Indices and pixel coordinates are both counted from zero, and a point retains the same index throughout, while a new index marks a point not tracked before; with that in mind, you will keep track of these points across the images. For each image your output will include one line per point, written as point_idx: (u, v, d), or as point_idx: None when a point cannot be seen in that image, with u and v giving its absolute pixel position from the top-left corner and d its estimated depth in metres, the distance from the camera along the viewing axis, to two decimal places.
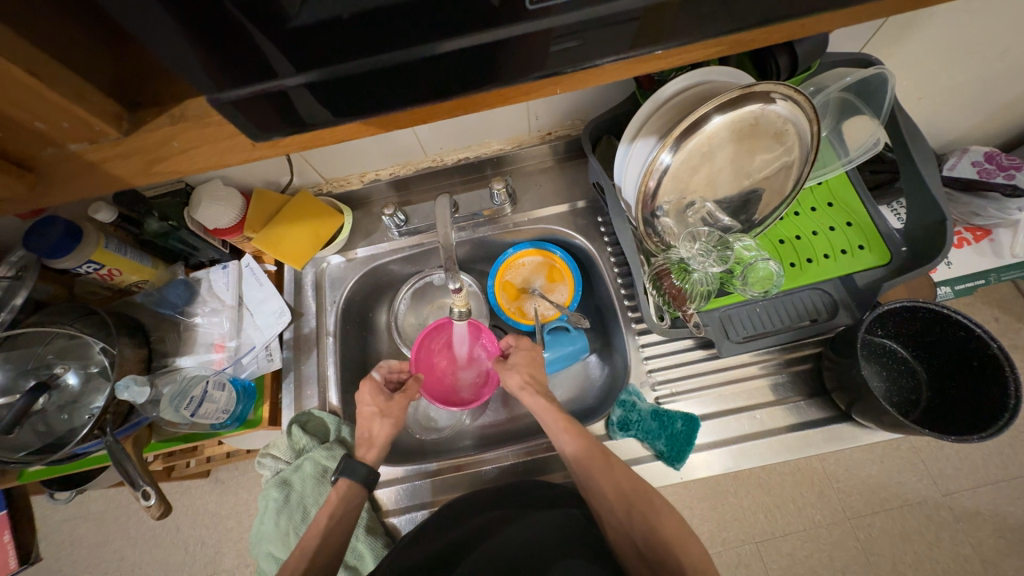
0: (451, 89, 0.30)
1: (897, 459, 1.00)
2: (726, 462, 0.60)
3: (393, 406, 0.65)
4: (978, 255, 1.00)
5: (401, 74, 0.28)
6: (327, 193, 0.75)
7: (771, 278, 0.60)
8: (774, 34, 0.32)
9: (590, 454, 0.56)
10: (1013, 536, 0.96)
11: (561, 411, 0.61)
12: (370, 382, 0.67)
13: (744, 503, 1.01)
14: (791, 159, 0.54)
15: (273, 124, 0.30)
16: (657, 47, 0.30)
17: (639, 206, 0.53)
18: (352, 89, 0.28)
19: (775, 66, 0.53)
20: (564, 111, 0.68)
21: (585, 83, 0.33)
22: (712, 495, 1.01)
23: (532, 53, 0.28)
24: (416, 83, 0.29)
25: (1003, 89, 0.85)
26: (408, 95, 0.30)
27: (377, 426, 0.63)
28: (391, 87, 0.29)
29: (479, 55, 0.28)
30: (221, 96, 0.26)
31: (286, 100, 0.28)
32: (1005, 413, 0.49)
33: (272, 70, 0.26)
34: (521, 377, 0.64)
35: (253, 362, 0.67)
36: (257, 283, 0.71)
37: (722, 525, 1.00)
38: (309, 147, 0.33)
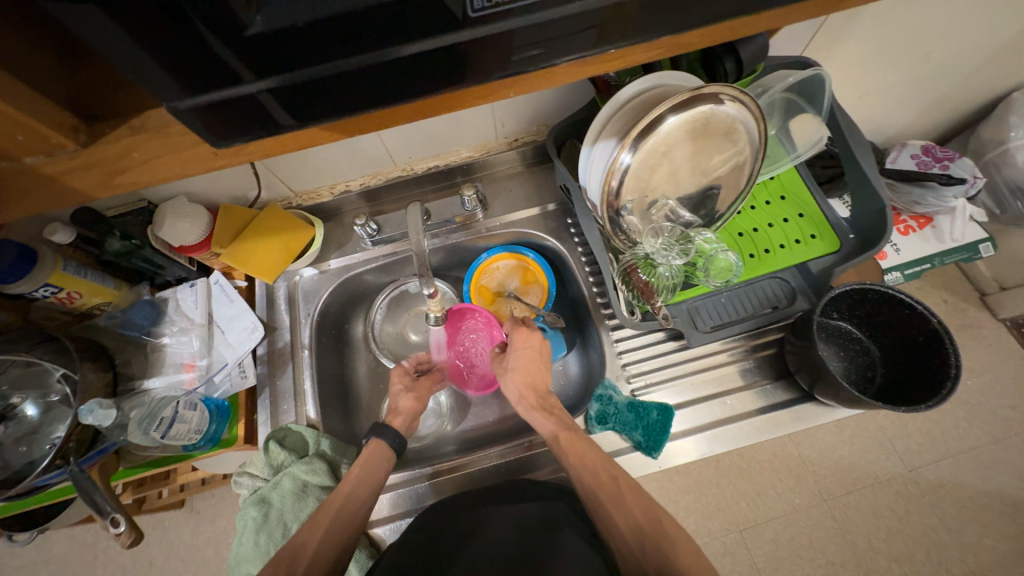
0: (412, 92, 0.31)
1: (865, 439, 1.05)
2: (701, 446, 0.62)
3: (419, 386, 0.71)
4: (923, 241, 1.07)
5: (360, 77, 0.29)
6: (297, 206, 0.75)
7: (731, 269, 0.63)
8: (717, 34, 0.35)
9: (598, 480, 0.55)
10: (975, 505, 1.02)
11: (560, 423, 0.61)
12: (398, 367, 0.73)
13: (727, 493, 1.03)
14: (744, 157, 0.57)
15: (237, 131, 0.30)
16: (610, 46, 0.32)
17: (604, 204, 0.55)
18: (315, 94, 0.29)
19: (723, 70, 0.57)
20: (530, 117, 0.70)
21: (543, 84, 0.34)
22: (696, 487, 1.04)
23: (490, 55, 0.30)
24: (379, 87, 0.30)
25: (933, 87, 0.92)
26: (368, 99, 0.31)
27: (404, 402, 0.69)
28: (352, 91, 0.30)
29: (437, 58, 0.29)
30: (182, 103, 0.27)
31: (248, 107, 0.29)
32: (947, 381, 0.54)
33: (233, 77, 0.27)
34: (518, 388, 0.65)
35: (225, 380, 0.66)
36: (227, 299, 0.70)
37: (707, 516, 1.02)
38: (274, 155, 0.34)
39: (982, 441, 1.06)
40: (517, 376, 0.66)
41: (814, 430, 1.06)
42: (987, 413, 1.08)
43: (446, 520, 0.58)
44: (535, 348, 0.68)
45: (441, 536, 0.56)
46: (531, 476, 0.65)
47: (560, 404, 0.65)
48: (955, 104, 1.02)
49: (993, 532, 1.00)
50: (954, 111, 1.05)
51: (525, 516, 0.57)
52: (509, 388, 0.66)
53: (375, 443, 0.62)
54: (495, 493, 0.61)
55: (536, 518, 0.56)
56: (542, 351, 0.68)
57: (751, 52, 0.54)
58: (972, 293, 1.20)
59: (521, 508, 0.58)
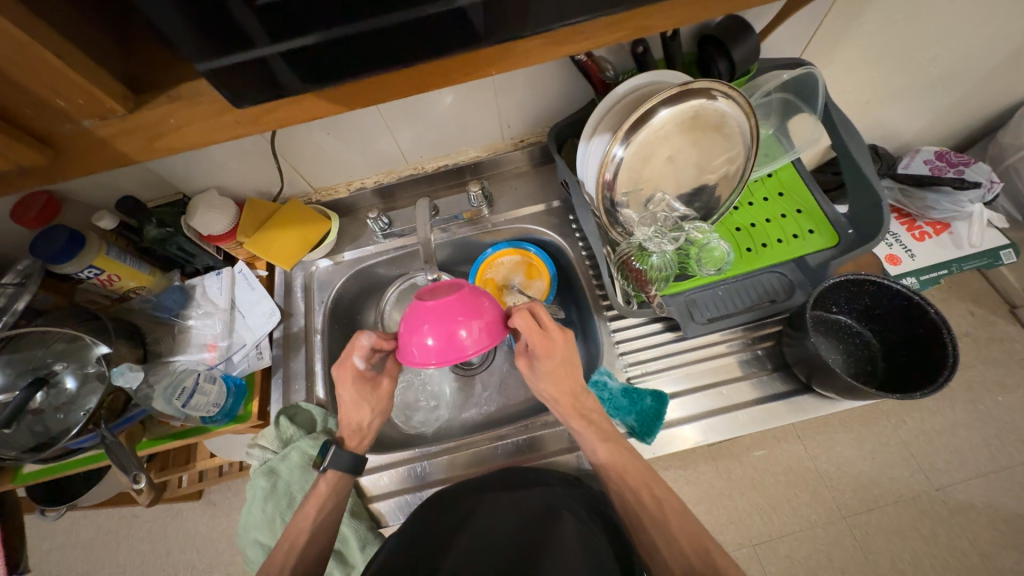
0: (412, 58, 0.35)
1: (887, 454, 1.02)
2: (700, 434, 0.63)
3: (378, 397, 0.66)
4: (940, 246, 1.06)
5: (360, 41, 0.33)
6: (316, 202, 0.80)
7: (723, 258, 0.63)
8: (696, 7, 0.37)
9: (640, 501, 0.56)
10: (1010, 528, 0.97)
11: (598, 428, 0.61)
12: (347, 368, 0.63)
13: (739, 505, 1.02)
14: (738, 149, 0.59)
15: (247, 92, 0.34)
16: (591, 16, 0.35)
17: (599, 195, 0.58)
18: (322, 58, 0.33)
19: (717, 70, 0.61)
20: (533, 119, 0.74)
21: (529, 56, 0.38)
22: (708, 499, 1.03)
23: (474, 25, 0.34)
24: (373, 51, 0.34)
25: (943, 91, 0.92)
26: (365, 63, 0.35)
27: (367, 417, 0.66)
28: (353, 53, 0.34)
29: (433, 25, 0.33)
30: (211, 64, 0.31)
31: (266, 71, 0.33)
32: (944, 370, 0.53)
33: (255, 38, 0.31)
34: (552, 390, 0.62)
35: (243, 360, 0.71)
36: (249, 286, 0.75)
37: (720, 529, 1.01)
38: (287, 123, 0.39)
39: (1016, 460, 1.01)
40: (550, 379, 0.61)
41: (830, 444, 1.04)
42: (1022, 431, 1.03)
43: (445, 505, 0.61)
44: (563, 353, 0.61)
45: (440, 517, 0.59)
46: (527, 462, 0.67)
47: (597, 407, 0.63)
48: (968, 110, 1.02)
49: None
50: (970, 117, 1.04)
51: (524, 504, 0.60)
52: (541, 391, 0.63)
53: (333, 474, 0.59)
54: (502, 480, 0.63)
55: (536, 505, 0.59)
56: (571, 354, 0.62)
57: (742, 53, 0.59)
58: (1001, 306, 1.16)
59: (520, 493, 0.61)
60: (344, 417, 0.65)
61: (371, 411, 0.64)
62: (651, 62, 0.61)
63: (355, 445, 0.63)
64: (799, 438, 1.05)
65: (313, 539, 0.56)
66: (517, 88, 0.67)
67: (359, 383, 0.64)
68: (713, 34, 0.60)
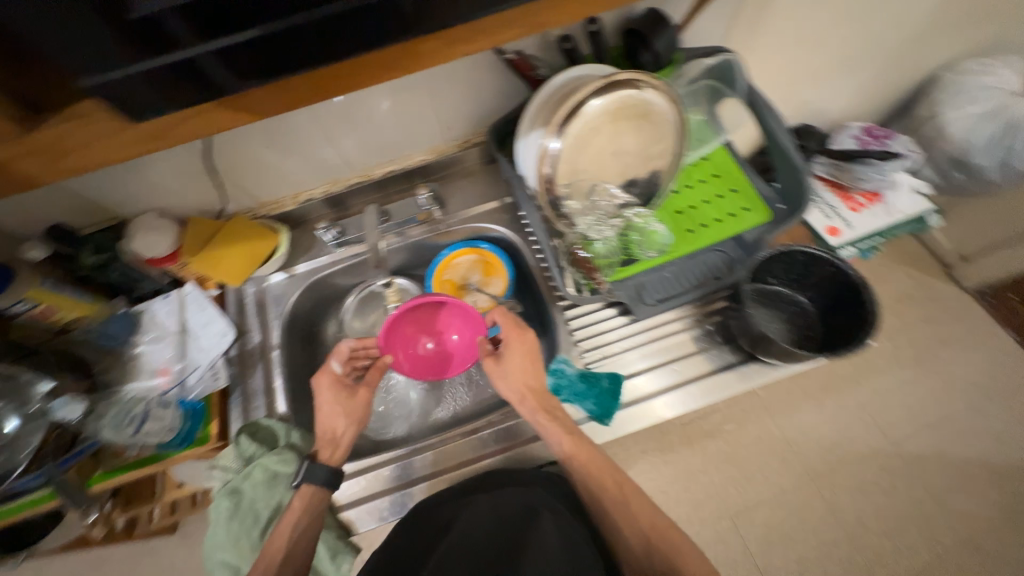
0: (319, 60, 0.36)
1: (845, 417, 1.13)
2: (674, 408, 0.66)
3: (354, 405, 0.65)
4: (878, 215, 1.11)
5: (279, 41, 0.34)
6: (263, 216, 0.79)
7: (662, 239, 0.70)
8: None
9: (602, 487, 0.59)
10: (953, 471, 1.10)
11: (560, 420, 0.62)
12: (328, 374, 0.66)
13: (714, 479, 1.06)
14: (666, 136, 0.62)
15: (154, 100, 0.34)
16: (498, 8, 0.37)
17: (541, 189, 0.61)
18: (245, 60, 0.34)
19: (641, 62, 0.64)
20: (475, 119, 0.75)
21: (444, 53, 0.39)
22: (685, 476, 1.06)
23: (386, 22, 0.35)
24: (292, 51, 0.35)
25: (859, 70, 0.99)
26: (281, 64, 0.35)
27: (342, 426, 0.65)
28: (273, 56, 0.34)
29: (335, 26, 0.34)
30: (132, 69, 0.32)
31: (171, 79, 0.33)
32: (865, 328, 0.58)
33: (178, 41, 0.32)
34: (518, 387, 0.63)
35: (199, 383, 0.68)
36: (199, 308, 0.72)
37: (698, 505, 1.05)
38: (207, 131, 0.39)
39: (948, 410, 1.16)
40: (510, 380, 0.64)
41: (796, 412, 1.12)
42: (946, 384, 1.18)
43: (428, 514, 0.62)
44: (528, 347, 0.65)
45: (422, 522, 0.61)
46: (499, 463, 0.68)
47: (560, 405, 0.64)
48: (886, 86, 1.09)
49: (970, 496, 1.09)
50: (887, 92, 1.12)
51: (504, 506, 0.60)
52: (506, 391, 0.64)
53: (307, 489, 0.59)
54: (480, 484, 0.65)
55: (516, 507, 0.60)
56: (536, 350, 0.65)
57: (663, 45, 0.62)
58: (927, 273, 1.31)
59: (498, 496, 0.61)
60: (319, 427, 0.65)
61: (344, 418, 0.63)
62: (577, 56, 0.63)
63: (326, 457, 0.61)
64: (767, 410, 1.11)
65: (283, 555, 0.56)
66: (454, 89, 0.68)
67: (337, 390, 0.66)
68: (635, 26, 0.63)
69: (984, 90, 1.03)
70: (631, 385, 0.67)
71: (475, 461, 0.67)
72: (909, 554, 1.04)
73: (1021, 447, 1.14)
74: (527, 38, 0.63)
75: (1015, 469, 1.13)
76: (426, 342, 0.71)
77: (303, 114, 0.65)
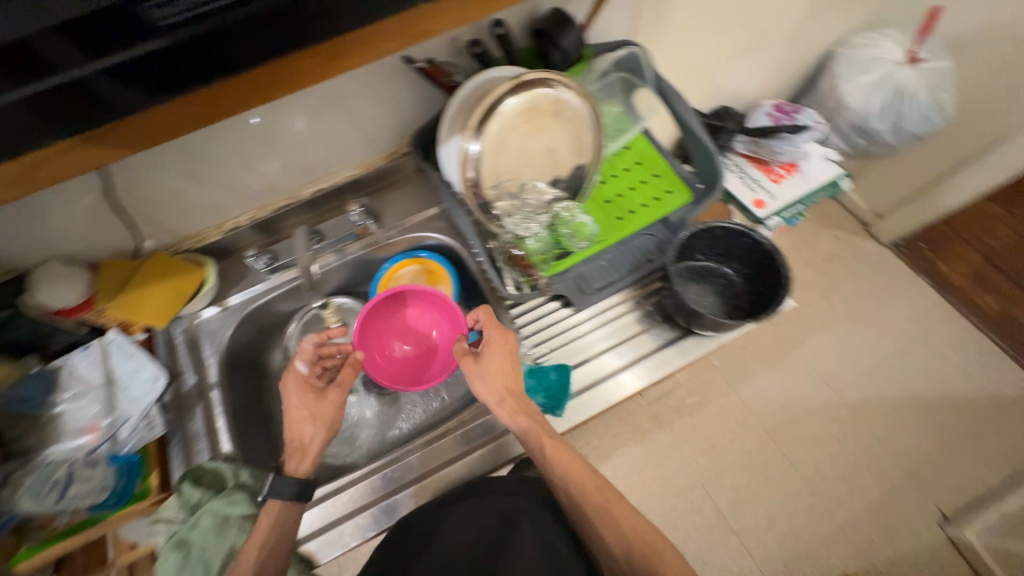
0: (200, 78, 0.35)
1: (794, 376, 1.30)
2: (640, 379, 0.69)
3: (322, 408, 0.63)
4: (796, 184, 1.20)
5: (157, 62, 0.33)
6: (187, 250, 0.75)
7: (591, 229, 0.72)
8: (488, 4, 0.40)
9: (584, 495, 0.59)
10: (888, 410, 1.29)
11: (536, 421, 0.61)
12: (294, 377, 0.64)
13: (684, 451, 1.19)
14: (583, 129, 0.64)
15: (30, 132, 0.33)
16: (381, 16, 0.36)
17: (467, 193, 0.61)
18: (122, 84, 0.33)
19: (552, 60, 0.66)
20: (398, 129, 0.75)
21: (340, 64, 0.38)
22: (657, 453, 1.19)
23: (269, 35, 0.34)
24: (175, 72, 0.34)
25: (763, 51, 1.06)
26: (166, 85, 0.34)
27: (310, 432, 0.63)
28: (153, 77, 0.34)
29: (211, 41, 0.33)
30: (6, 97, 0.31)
31: (47, 106, 0.32)
32: (781, 291, 0.63)
33: (51, 67, 0.31)
34: (498, 391, 0.61)
35: (132, 434, 0.64)
36: (125, 355, 0.67)
37: (674, 477, 1.17)
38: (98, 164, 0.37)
39: (877, 358, 1.34)
40: (488, 384, 0.63)
41: (752, 379, 1.29)
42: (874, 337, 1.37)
43: (409, 532, 0.62)
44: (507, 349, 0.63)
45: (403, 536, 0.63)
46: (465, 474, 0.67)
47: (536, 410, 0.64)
48: (789, 65, 1.17)
49: (906, 431, 1.27)
50: (792, 70, 1.20)
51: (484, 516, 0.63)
52: (483, 395, 0.61)
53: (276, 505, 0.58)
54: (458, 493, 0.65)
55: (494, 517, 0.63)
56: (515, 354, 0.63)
57: (570, 42, 0.64)
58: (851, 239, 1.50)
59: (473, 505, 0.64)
60: (287, 434, 0.63)
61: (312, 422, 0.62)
62: (487, 58, 0.64)
63: (293, 466, 0.61)
64: (724, 376, 1.28)
65: None
66: (371, 101, 0.68)
67: (304, 393, 0.64)
68: (540, 26, 0.64)
69: (872, 61, 1.12)
70: (599, 363, 0.69)
71: (439, 470, 0.67)
72: (862, 493, 1.20)
73: (940, 381, 1.33)
74: (435, 45, 0.63)
75: (936, 402, 1.31)
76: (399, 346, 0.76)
77: (212, 140, 0.62)
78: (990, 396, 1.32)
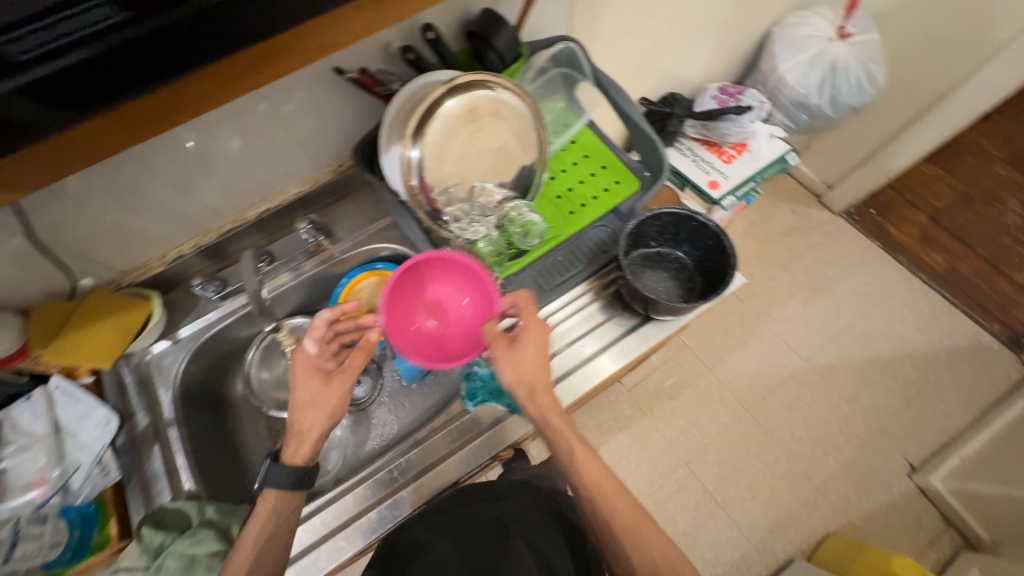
0: (115, 96, 0.33)
1: (764, 348, 1.38)
2: (616, 361, 0.71)
3: (329, 396, 0.59)
4: (745, 163, 1.23)
5: (63, 83, 0.30)
6: (129, 285, 0.72)
7: (540, 227, 0.70)
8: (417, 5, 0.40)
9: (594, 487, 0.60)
10: (857, 371, 1.35)
11: (562, 417, 0.61)
12: (303, 355, 0.60)
13: (665, 432, 1.28)
14: (525, 127, 0.64)
15: None
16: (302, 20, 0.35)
17: (413, 200, 0.61)
18: (25, 112, 0.30)
19: (489, 61, 0.66)
20: (341, 141, 0.73)
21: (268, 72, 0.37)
22: (640, 438, 1.27)
23: (184, 47, 0.32)
24: (84, 92, 0.31)
25: (703, 36, 1.08)
26: (78, 108, 0.32)
27: (311, 419, 0.59)
28: (61, 101, 0.31)
29: (144, 51, 0.31)
30: None
31: None
32: (730, 267, 0.67)
33: None
34: (527, 385, 0.59)
35: (86, 483, 0.60)
36: (72, 401, 0.64)
37: (658, 459, 1.25)
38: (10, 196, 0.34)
39: (842, 324, 1.40)
40: (533, 364, 0.59)
41: (727, 355, 1.36)
42: (836, 303, 1.43)
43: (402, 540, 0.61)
44: (540, 343, 0.59)
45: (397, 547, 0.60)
46: (444, 484, 0.66)
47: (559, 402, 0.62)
48: (729, 48, 1.20)
49: (874, 389, 1.33)
50: (734, 53, 1.24)
51: (478, 518, 0.62)
52: (511, 387, 0.58)
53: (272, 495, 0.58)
54: (448, 500, 0.65)
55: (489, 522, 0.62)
56: (547, 348, 0.60)
57: (504, 43, 0.64)
58: (806, 213, 1.55)
59: (463, 510, 0.63)
60: (293, 421, 0.59)
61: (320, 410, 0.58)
62: (421, 62, 0.63)
63: (292, 452, 0.59)
64: (698, 355, 1.36)
65: None
66: (308, 116, 0.66)
67: (313, 375, 0.60)
68: (473, 29, 0.64)
69: (808, 39, 1.16)
70: (567, 356, 0.70)
71: (417, 480, 0.66)
72: (836, 452, 1.27)
73: (904, 339, 1.39)
74: (366, 54, 0.62)
75: (900, 358, 1.37)
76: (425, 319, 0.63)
77: (142, 169, 0.60)
78: (945, 348, 1.38)
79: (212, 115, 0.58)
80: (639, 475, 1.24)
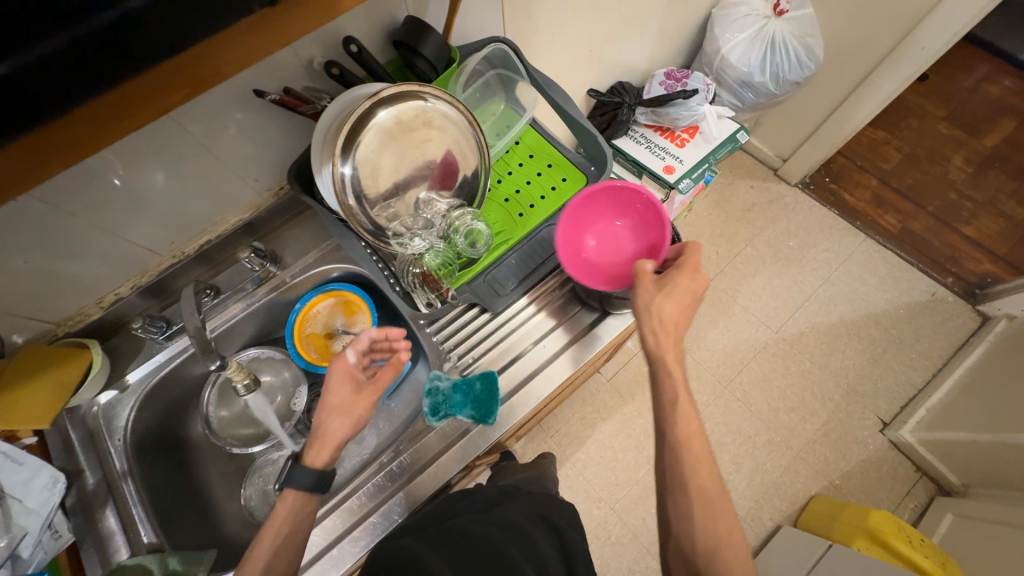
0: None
1: (736, 323, 1.41)
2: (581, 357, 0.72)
3: (356, 404, 0.59)
4: (697, 146, 1.24)
5: None
6: (66, 335, 0.68)
7: (484, 233, 0.68)
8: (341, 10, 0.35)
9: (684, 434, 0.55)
10: (826, 335, 1.39)
11: (677, 365, 0.58)
12: (342, 363, 0.61)
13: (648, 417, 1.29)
14: (463, 136, 0.63)
15: None
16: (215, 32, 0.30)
17: (352, 219, 0.58)
18: None
19: (419, 70, 0.64)
20: (277, 164, 0.71)
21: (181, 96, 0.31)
22: (624, 426, 1.28)
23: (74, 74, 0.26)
24: None
25: (645, 23, 1.08)
26: None
27: (336, 428, 0.58)
28: None
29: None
30: None
31: None
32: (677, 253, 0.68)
33: None
34: (671, 319, 0.58)
35: (37, 551, 0.56)
36: (15, 464, 0.59)
37: (643, 445, 1.26)
38: None
39: (808, 292, 1.44)
40: (674, 304, 0.58)
41: (701, 334, 1.39)
42: (799, 274, 1.46)
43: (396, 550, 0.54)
44: (693, 288, 0.59)
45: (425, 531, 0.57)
46: (418, 502, 0.64)
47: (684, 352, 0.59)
48: (672, 33, 1.21)
49: (842, 352, 1.38)
50: (678, 37, 1.25)
51: (484, 522, 0.58)
52: (650, 315, 0.58)
53: (292, 495, 0.55)
54: (431, 517, 0.61)
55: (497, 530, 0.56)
56: (699, 296, 0.59)
57: (432, 50, 0.62)
58: (762, 188, 1.58)
59: (458, 519, 0.59)
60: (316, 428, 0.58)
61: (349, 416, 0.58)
62: (344, 75, 0.61)
63: (311, 456, 0.56)
64: None
65: None
66: (236, 142, 0.63)
67: (348, 382, 0.60)
68: (398, 38, 0.62)
69: (747, 18, 1.16)
70: (530, 357, 0.72)
71: (387, 503, 0.64)
72: (812, 417, 1.31)
73: (868, 300, 1.43)
74: (287, 73, 0.60)
75: (865, 319, 1.41)
76: (589, 242, 0.71)
77: (58, 215, 0.56)
78: (905, 305, 1.43)
79: (128, 152, 0.55)
80: (626, 463, 1.25)
